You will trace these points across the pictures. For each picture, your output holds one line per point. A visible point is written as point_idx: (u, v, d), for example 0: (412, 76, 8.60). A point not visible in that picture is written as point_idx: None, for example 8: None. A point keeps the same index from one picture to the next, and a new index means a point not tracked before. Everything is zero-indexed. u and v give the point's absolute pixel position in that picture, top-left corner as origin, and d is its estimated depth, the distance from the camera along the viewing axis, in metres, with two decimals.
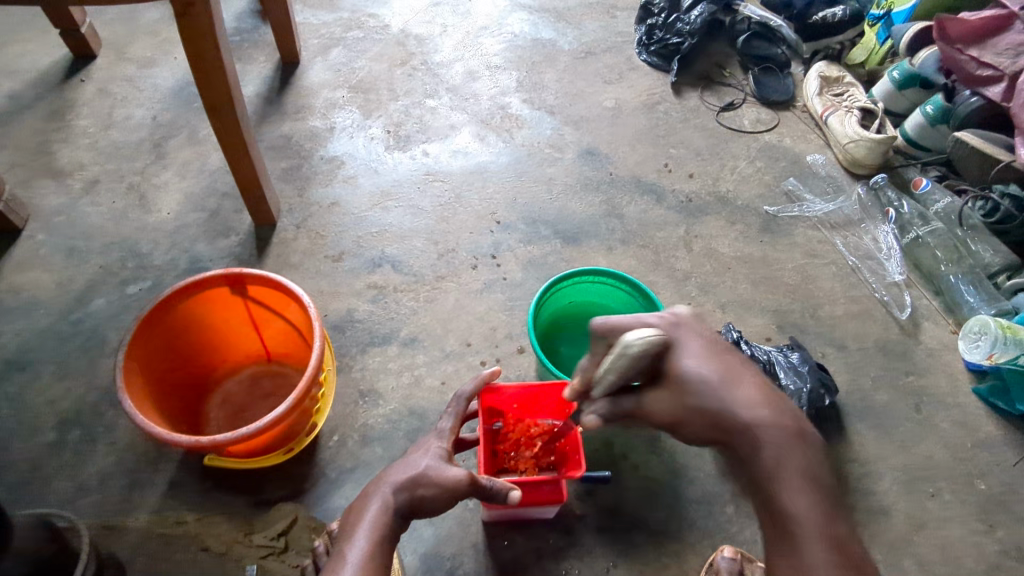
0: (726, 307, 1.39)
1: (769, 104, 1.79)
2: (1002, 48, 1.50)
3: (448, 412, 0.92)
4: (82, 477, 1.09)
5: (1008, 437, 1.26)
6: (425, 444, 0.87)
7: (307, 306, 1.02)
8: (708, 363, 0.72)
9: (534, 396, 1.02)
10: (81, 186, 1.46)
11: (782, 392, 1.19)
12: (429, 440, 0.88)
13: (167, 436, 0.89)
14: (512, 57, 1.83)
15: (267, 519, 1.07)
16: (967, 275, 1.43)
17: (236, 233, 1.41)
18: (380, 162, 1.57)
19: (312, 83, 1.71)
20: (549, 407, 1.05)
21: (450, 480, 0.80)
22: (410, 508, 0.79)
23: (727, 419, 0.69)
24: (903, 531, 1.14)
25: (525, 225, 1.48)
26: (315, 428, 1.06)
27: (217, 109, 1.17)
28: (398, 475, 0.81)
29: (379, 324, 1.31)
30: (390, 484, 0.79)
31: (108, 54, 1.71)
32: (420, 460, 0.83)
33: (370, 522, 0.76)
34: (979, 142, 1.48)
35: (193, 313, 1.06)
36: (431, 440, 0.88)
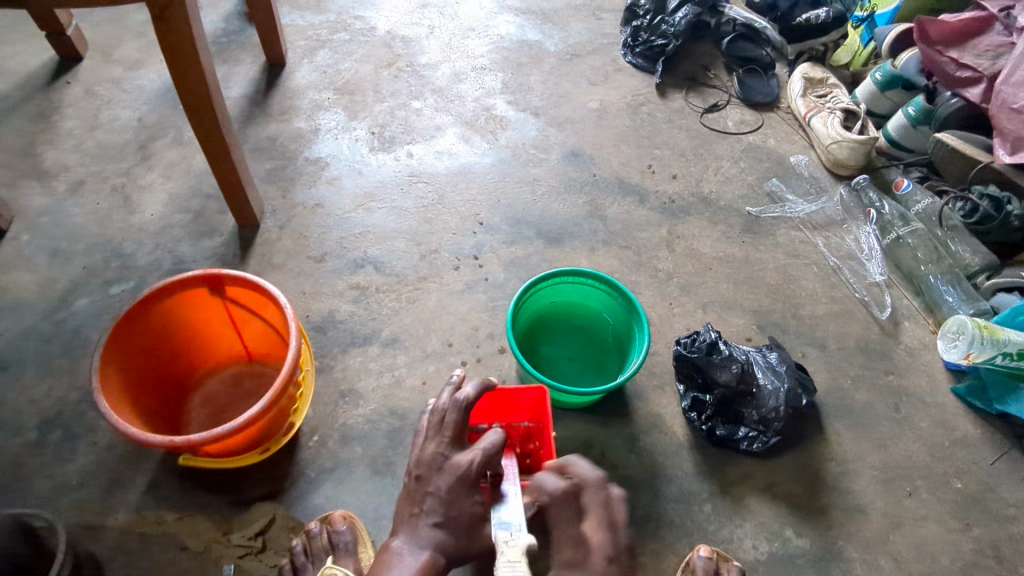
0: (708, 307, 1.39)
1: (754, 105, 1.80)
2: (981, 50, 1.51)
3: (481, 451, 0.90)
4: (61, 477, 1.09)
5: (985, 436, 1.27)
6: (459, 494, 0.88)
7: (285, 307, 1.03)
8: None
9: (503, 398, 1.06)
10: (67, 187, 1.46)
11: (760, 392, 1.20)
12: (464, 491, 0.88)
13: (142, 436, 0.89)
14: (498, 59, 1.84)
15: (245, 519, 1.07)
16: (946, 276, 1.44)
17: (220, 234, 1.41)
18: (365, 163, 1.58)
19: (297, 84, 1.71)
20: (521, 409, 1.08)
21: (485, 546, 0.88)
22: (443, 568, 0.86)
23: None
24: (879, 529, 1.15)
25: (509, 226, 1.49)
26: (292, 428, 1.06)
27: (197, 111, 1.18)
28: (441, 539, 0.86)
29: (360, 324, 1.31)
30: (434, 548, 0.84)
31: (95, 57, 1.71)
32: (459, 522, 0.87)
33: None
34: (959, 144, 1.49)
35: (173, 313, 1.07)
36: (466, 494, 0.88)
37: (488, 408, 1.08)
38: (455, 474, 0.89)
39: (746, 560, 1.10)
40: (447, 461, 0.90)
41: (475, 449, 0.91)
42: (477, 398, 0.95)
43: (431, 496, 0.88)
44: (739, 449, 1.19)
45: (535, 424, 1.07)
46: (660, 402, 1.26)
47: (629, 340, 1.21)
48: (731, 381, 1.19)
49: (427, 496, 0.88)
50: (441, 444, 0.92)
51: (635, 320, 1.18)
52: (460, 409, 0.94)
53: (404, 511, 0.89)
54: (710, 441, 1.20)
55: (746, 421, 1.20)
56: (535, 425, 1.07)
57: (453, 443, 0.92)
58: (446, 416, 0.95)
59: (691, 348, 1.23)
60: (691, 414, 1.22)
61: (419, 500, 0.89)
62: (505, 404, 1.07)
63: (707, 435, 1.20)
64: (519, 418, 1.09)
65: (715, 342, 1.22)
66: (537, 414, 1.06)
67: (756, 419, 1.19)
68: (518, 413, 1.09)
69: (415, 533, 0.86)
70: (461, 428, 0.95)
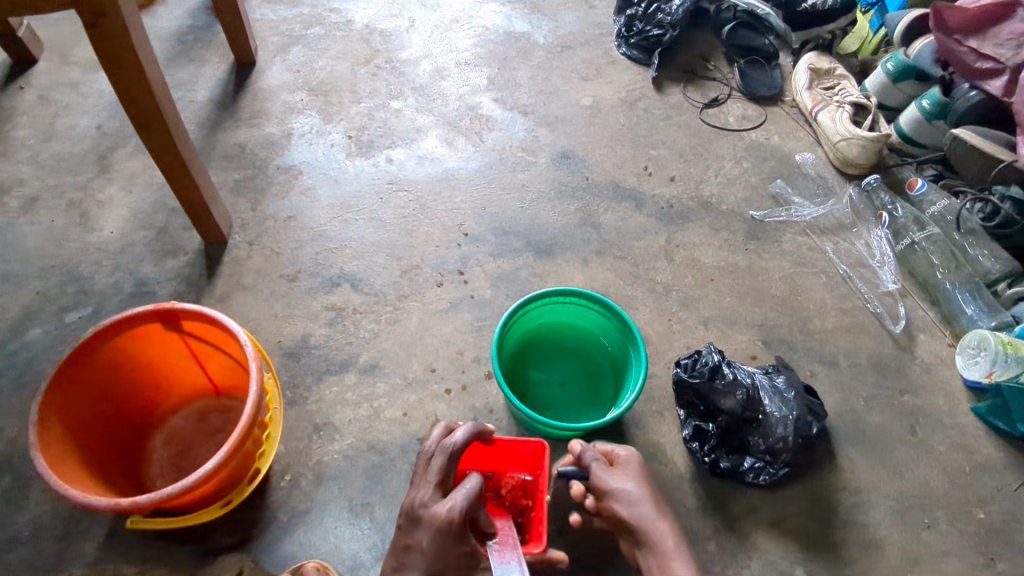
0: (710, 323, 1.30)
1: (756, 99, 1.69)
2: (1003, 39, 1.38)
3: (463, 493, 0.80)
4: (11, 528, 1.01)
5: (1008, 459, 1.18)
6: (440, 546, 0.78)
7: (245, 343, 0.94)
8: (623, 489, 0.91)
9: (503, 448, 0.97)
10: (19, 204, 1.36)
11: (767, 419, 1.10)
12: (446, 543, 0.78)
13: (85, 499, 0.81)
14: (483, 53, 1.73)
15: (210, 573, 0.99)
16: (965, 285, 1.35)
17: (184, 253, 1.32)
18: (341, 170, 1.47)
19: (269, 85, 1.60)
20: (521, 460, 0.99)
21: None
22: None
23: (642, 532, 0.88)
24: (896, 566, 1.07)
25: (495, 237, 1.39)
26: (259, 474, 0.98)
27: (148, 125, 1.08)
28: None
29: (336, 350, 1.22)
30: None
31: (50, 59, 1.60)
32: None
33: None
34: (978, 141, 1.38)
35: (125, 351, 0.98)
36: (450, 546, 0.78)
37: (486, 454, 0.99)
38: (433, 524, 0.79)
39: None
40: (430, 508, 0.81)
41: (458, 491, 0.81)
42: (465, 442, 0.87)
43: (412, 551, 0.79)
44: (745, 481, 1.11)
45: (530, 477, 0.98)
46: (658, 429, 1.17)
47: (625, 365, 1.12)
48: (736, 408, 1.10)
49: (409, 552, 0.80)
50: (424, 489, 0.83)
51: (631, 344, 1.08)
52: (445, 453, 0.85)
53: (393, 568, 0.81)
54: (713, 473, 1.12)
55: (752, 451, 1.11)
56: (532, 479, 0.97)
57: (439, 488, 0.83)
58: (432, 461, 0.86)
59: (691, 371, 1.14)
60: (693, 445, 1.13)
61: (404, 554, 0.80)
62: (503, 454, 0.98)
63: (711, 468, 1.11)
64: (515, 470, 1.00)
65: (717, 367, 1.13)
66: (538, 470, 0.97)
67: (762, 449, 1.10)
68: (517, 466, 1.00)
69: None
70: (448, 476, 0.85)
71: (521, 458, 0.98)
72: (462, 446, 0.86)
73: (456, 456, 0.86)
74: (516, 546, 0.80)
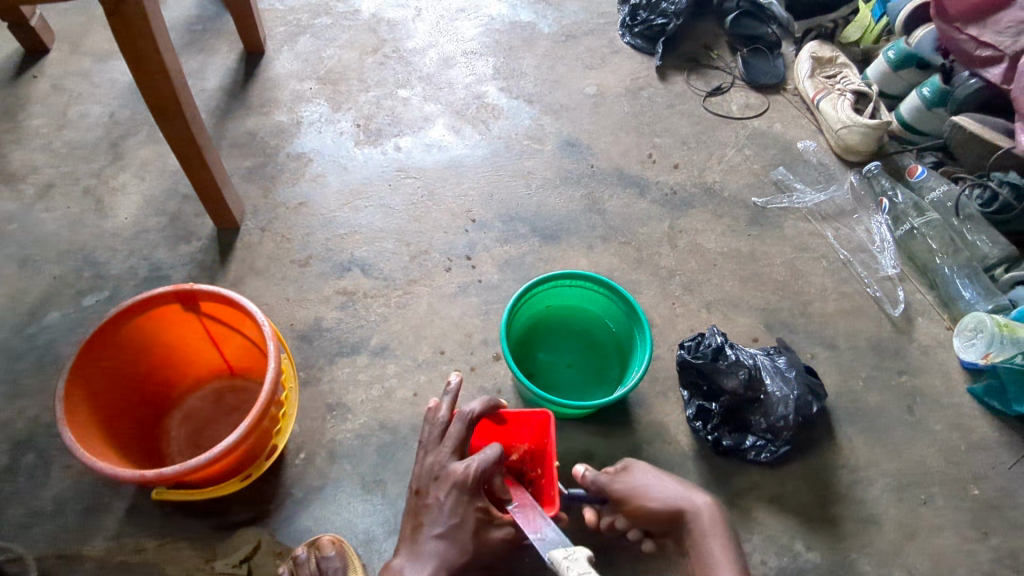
0: (712, 307, 1.33)
1: (760, 88, 1.71)
2: (1003, 26, 1.38)
3: (481, 457, 0.86)
4: (36, 504, 1.04)
5: (1003, 438, 1.21)
6: (459, 503, 0.84)
7: (262, 323, 0.97)
8: (649, 483, 0.89)
9: (511, 422, 0.99)
10: (35, 191, 1.38)
11: (768, 399, 1.14)
12: (462, 499, 0.85)
13: (111, 471, 0.84)
14: (489, 42, 1.75)
15: (231, 545, 1.02)
16: (963, 268, 1.37)
17: (198, 239, 1.34)
18: (350, 158, 1.50)
19: (277, 74, 1.62)
20: (528, 435, 1.00)
21: (492, 552, 0.84)
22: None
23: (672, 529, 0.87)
24: (893, 540, 1.10)
25: (502, 223, 1.41)
26: (276, 451, 1.01)
27: (164, 110, 1.10)
28: (444, 551, 0.83)
29: (348, 333, 1.25)
30: (439, 563, 0.82)
31: (61, 48, 1.62)
32: (463, 531, 0.83)
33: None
34: (978, 128, 1.41)
35: (145, 332, 1.01)
36: (468, 503, 0.84)
37: (493, 430, 1.01)
38: (451, 482, 0.85)
39: None
40: (447, 470, 0.87)
41: (475, 455, 0.87)
42: (482, 413, 0.91)
43: (431, 507, 0.86)
44: (748, 459, 1.14)
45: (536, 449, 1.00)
46: (661, 410, 1.20)
47: (630, 346, 1.15)
48: (739, 388, 1.12)
49: (426, 509, 0.86)
50: (444, 453, 0.89)
51: (636, 325, 1.11)
52: (462, 420, 0.90)
53: (412, 524, 0.87)
54: (716, 451, 1.15)
55: (754, 429, 1.14)
56: (538, 450, 0.99)
57: (457, 452, 0.89)
58: (449, 428, 0.91)
59: (695, 352, 1.16)
60: (696, 424, 1.16)
61: (422, 510, 0.86)
62: (508, 429, 1.00)
63: (714, 446, 1.14)
64: (522, 441, 1.01)
65: (720, 347, 1.15)
66: (541, 439, 0.98)
67: (764, 427, 1.13)
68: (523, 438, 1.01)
69: (420, 547, 0.84)
70: (465, 441, 0.91)
71: (528, 430, 0.99)
72: (479, 415, 0.90)
73: (473, 423, 0.91)
74: (536, 507, 0.85)
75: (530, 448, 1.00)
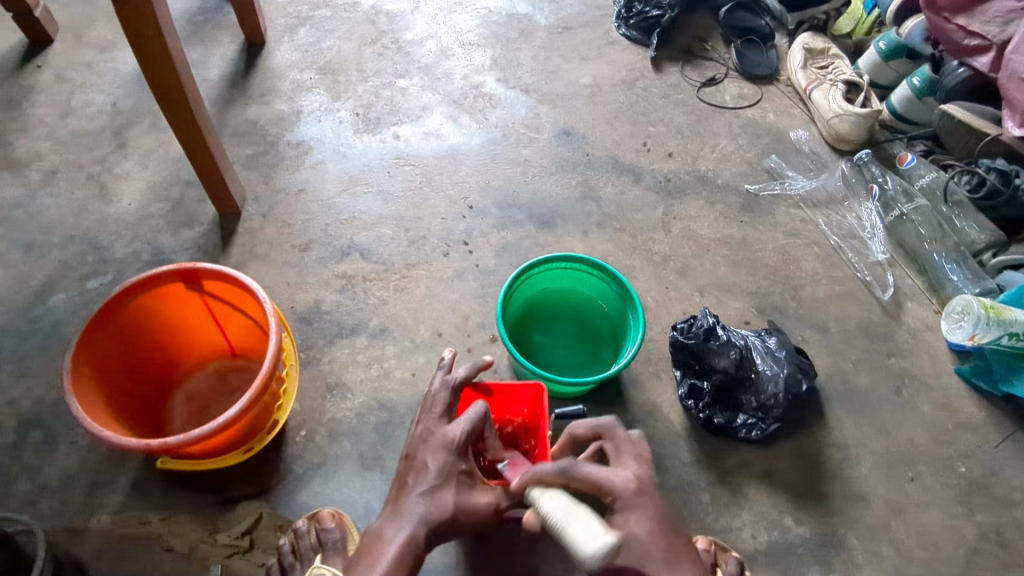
0: (705, 291, 1.35)
1: (753, 78, 1.74)
2: (991, 16, 1.40)
3: (468, 419, 0.88)
4: (42, 479, 1.06)
5: (989, 418, 1.24)
6: (444, 463, 0.85)
7: (263, 300, 0.99)
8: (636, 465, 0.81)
9: (505, 394, 1.01)
10: (40, 178, 1.41)
11: (759, 377, 1.16)
12: (449, 460, 0.86)
13: (118, 441, 0.86)
14: (487, 34, 1.78)
15: (232, 518, 1.04)
16: (951, 254, 1.40)
17: (200, 224, 1.37)
18: (349, 146, 1.52)
19: (277, 65, 1.65)
20: (522, 407, 1.02)
21: (475, 516, 0.85)
22: (432, 538, 0.84)
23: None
24: (880, 516, 1.12)
25: (499, 210, 1.44)
26: (277, 425, 1.04)
27: (166, 95, 1.13)
28: (426, 510, 0.83)
29: (347, 315, 1.27)
30: (419, 521, 0.82)
31: (66, 39, 1.65)
32: (445, 492, 0.84)
33: (395, 560, 0.79)
34: (966, 115, 1.44)
35: (149, 310, 1.03)
36: (453, 462, 0.86)
37: (488, 403, 1.03)
38: (438, 444, 0.87)
39: (744, 550, 1.07)
40: (435, 432, 0.89)
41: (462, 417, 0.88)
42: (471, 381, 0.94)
43: (417, 470, 0.86)
44: (739, 437, 1.16)
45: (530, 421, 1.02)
46: (655, 390, 1.22)
47: (623, 327, 1.18)
48: (730, 367, 1.15)
49: (412, 471, 0.87)
50: (432, 418, 0.91)
51: (629, 306, 1.13)
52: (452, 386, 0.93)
53: (397, 487, 0.88)
54: (707, 429, 1.17)
55: (744, 408, 1.17)
56: (533, 421, 1.01)
57: (444, 417, 0.91)
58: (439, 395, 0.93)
59: (687, 334, 1.18)
60: (688, 403, 1.18)
61: (408, 471, 0.87)
62: (503, 402, 1.02)
63: (705, 424, 1.17)
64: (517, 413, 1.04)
65: (713, 327, 1.17)
66: (535, 411, 1.00)
67: (754, 406, 1.16)
68: (517, 411, 1.03)
69: (402, 507, 0.84)
70: (453, 407, 0.93)
71: (522, 402, 1.01)
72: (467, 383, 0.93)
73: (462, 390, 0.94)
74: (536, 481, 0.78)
75: (524, 420, 1.03)
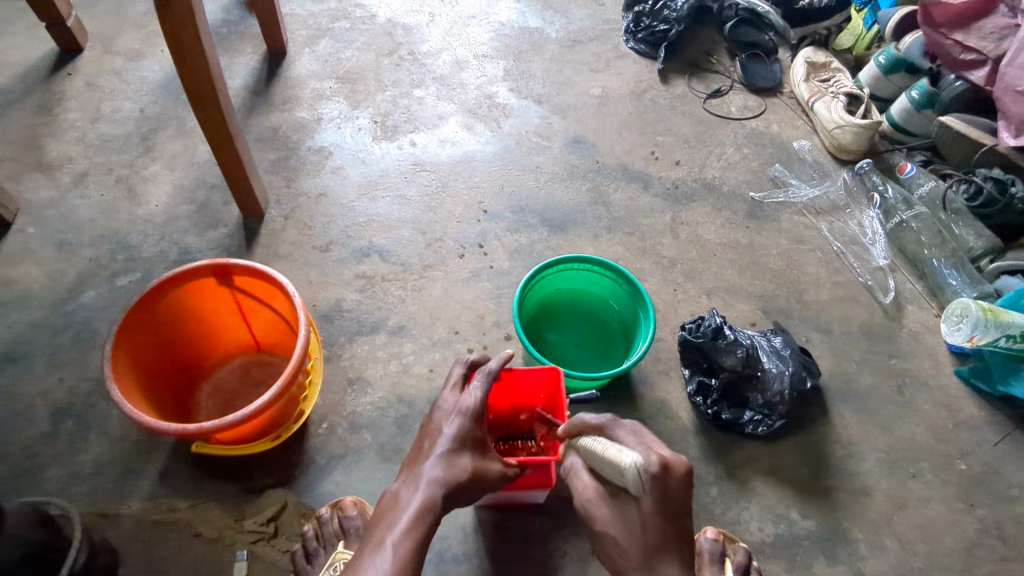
0: (712, 293, 1.40)
1: (757, 91, 1.80)
2: (986, 32, 1.50)
3: (478, 387, 0.89)
4: (74, 467, 1.10)
5: (988, 418, 1.28)
6: (460, 428, 0.86)
7: (293, 295, 1.03)
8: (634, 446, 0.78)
9: (523, 382, 1.04)
10: (71, 180, 1.46)
11: (765, 375, 1.20)
12: (466, 425, 0.87)
13: (155, 425, 0.90)
14: (500, 46, 1.84)
15: (257, 505, 1.09)
16: (950, 259, 1.44)
17: (225, 225, 1.42)
18: (368, 153, 1.58)
19: (298, 74, 1.71)
20: (538, 394, 1.06)
21: (488, 480, 0.85)
22: (448, 504, 0.83)
23: (631, 558, 0.75)
24: (883, 510, 1.16)
25: (513, 214, 1.49)
26: (302, 416, 1.08)
27: (201, 101, 1.19)
28: (442, 473, 0.83)
29: (367, 313, 1.32)
30: (436, 483, 0.82)
31: (95, 48, 1.71)
32: (462, 455, 0.85)
33: (412, 521, 0.78)
34: (963, 126, 1.50)
35: (181, 304, 1.08)
36: (467, 428, 0.86)
37: (504, 391, 1.05)
38: (456, 410, 0.88)
39: (752, 541, 1.11)
40: (450, 403, 0.91)
41: (473, 385, 0.90)
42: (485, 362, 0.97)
43: (433, 436, 0.87)
44: (745, 433, 1.20)
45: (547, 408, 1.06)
46: (665, 387, 1.26)
47: (634, 326, 1.22)
48: (736, 365, 1.20)
49: (428, 437, 0.88)
50: (447, 391, 0.92)
51: (640, 306, 1.18)
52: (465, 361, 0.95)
53: (411, 457, 0.88)
54: (715, 425, 1.21)
55: (751, 405, 1.21)
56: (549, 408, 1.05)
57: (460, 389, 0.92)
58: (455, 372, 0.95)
59: (696, 333, 1.23)
60: (697, 399, 1.22)
61: (423, 439, 0.88)
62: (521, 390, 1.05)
63: (713, 420, 1.21)
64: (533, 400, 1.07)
65: (720, 327, 1.23)
66: (553, 399, 1.04)
67: (761, 403, 1.20)
68: (532, 397, 1.07)
69: (417, 472, 0.84)
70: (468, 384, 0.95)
71: (539, 389, 1.05)
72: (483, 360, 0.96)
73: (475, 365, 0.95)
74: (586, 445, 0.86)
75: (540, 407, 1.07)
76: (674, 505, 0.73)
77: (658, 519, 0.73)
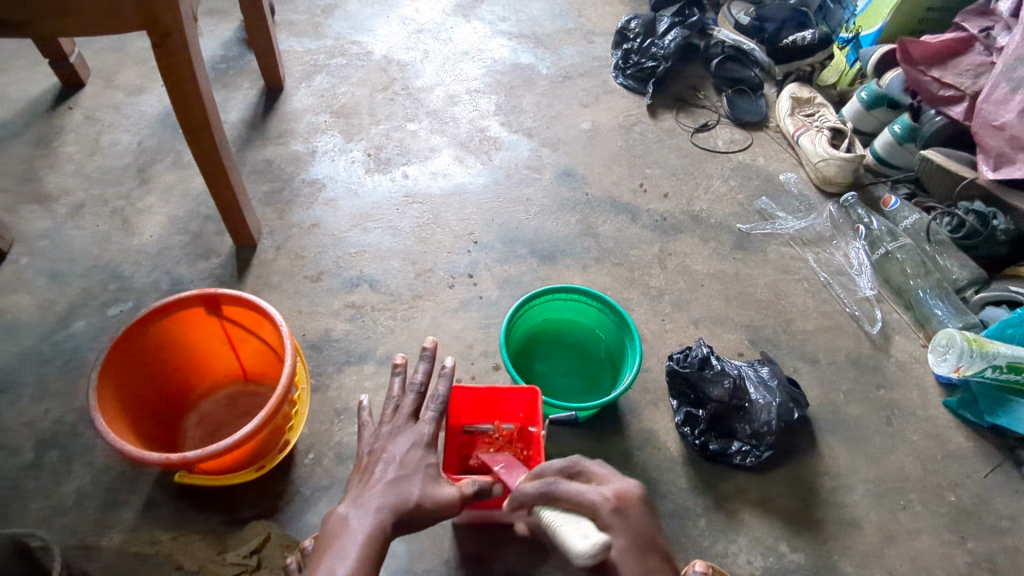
0: (699, 323, 1.41)
1: (743, 125, 1.84)
2: (962, 69, 1.58)
3: (431, 417, 0.91)
4: (56, 498, 1.09)
5: (977, 448, 1.28)
6: (411, 453, 0.86)
7: (279, 324, 1.04)
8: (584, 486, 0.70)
9: (499, 398, 1.05)
10: (66, 211, 1.48)
11: (752, 406, 1.20)
12: (417, 449, 0.87)
13: (139, 455, 0.90)
14: (491, 82, 1.89)
15: (241, 537, 1.07)
16: (934, 289, 1.46)
17: (218, 255, 1.43)
18: (360, 184, 1.60)
19: (294, 108, 1.75)
20: (515, 411, 1.06)
21: (444, 502, 0.81)
22: (395, 530, 0.78)
23: None
24: (873, 543, 1.15)
25: (502, 245, 1.51)
26: (288, 445, 1.08)
27: (196, 135, 1.21)
28: (392, 498, 0.79)
29: (356, 343, 1.32)
30: (385, 508, 0.78)
31: (96, 83, 1.75)
32: (412, 479, 0.83)
33: (361, 545, 0.73)
34: (944, 160, 1.54)
35: (169, 333, 1.09)
36: (419, 453, 0.86)
37: (480, 409, 1.07)
38: (408, 437, 0.88)
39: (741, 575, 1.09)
40: (400, 431, 0.90)
41: (425, 416, 0.91)
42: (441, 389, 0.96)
43: (383, 461, 0.85)
44: (733, 463, 1.20)
45: (526, 427, 1.06)
46: (653, 418, 1.26)
47: (620, 355, 1.23)
48: (724, 396, 1.19)
49: (376, 463, 0.85)
50: (397, 420, 0.92)
51: (626, 335, 1.19)
52: (402, 372, 0.97)
53: (359, 481, 0.85)
54: (703, 455, 1.21)
55: (739, 435, 1.21)
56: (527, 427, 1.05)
57: (410, 418, 0.92)
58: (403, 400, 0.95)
59: (683, 363, 1.23)
60: (685, 429, 1.22)
61: (373, 463, 0.86)
62: (501, 407, 1.06)
63: (700, 450, 1.21)
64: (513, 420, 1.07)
65: (706, 357, 1.23)
66: (530, 419, 1.04)
67: (748, 433, 1.20)
68: (512, 417, 1.07)
69: (366, 496, 0.80)
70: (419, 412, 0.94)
71: (518, 408, 1.05)
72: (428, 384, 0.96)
73: (425, 389, 0.95)
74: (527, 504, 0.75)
75: (519, 427, 1.06)
76: (644, 535, 0.67)
77: (636, 557, 0.65)
